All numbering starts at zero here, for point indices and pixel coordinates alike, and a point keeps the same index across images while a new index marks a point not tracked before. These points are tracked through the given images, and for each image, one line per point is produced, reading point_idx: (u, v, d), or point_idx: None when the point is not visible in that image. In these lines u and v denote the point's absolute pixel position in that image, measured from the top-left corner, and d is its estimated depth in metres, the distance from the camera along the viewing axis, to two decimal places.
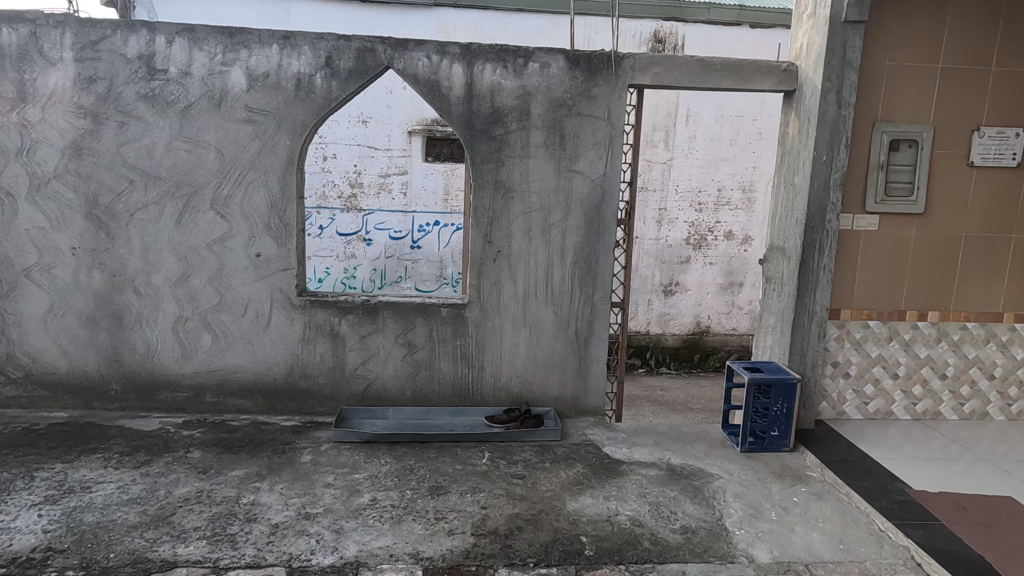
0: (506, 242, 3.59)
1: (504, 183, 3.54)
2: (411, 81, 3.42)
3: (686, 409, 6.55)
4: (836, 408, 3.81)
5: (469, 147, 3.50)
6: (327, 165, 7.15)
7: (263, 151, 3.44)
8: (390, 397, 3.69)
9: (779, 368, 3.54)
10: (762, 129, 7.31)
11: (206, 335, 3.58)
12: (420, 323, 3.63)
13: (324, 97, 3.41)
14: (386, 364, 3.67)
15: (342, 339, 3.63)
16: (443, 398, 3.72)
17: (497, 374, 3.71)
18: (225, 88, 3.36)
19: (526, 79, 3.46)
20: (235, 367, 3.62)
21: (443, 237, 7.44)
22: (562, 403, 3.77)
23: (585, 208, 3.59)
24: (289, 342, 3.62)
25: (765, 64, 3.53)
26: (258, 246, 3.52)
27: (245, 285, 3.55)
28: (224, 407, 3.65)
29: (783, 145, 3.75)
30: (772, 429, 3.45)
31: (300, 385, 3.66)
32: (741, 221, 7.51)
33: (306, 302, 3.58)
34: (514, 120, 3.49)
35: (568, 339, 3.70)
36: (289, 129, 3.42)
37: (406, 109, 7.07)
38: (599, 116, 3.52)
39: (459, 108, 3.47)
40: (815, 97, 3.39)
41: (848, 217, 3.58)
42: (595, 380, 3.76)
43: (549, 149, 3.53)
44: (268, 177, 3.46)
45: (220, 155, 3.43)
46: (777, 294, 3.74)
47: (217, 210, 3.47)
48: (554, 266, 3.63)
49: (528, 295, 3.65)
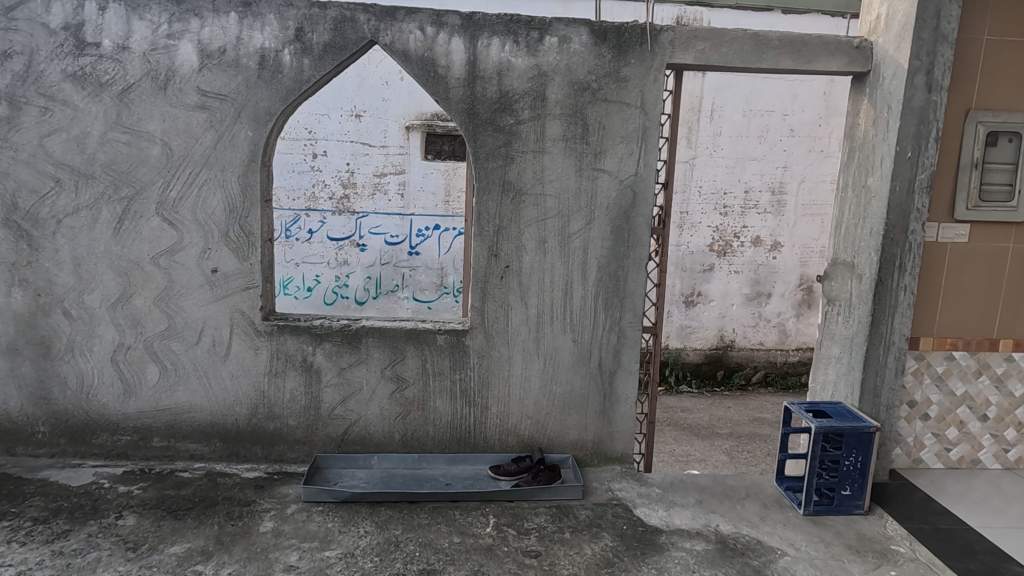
0: (515, 256, 2.96)
1: (513, 184, 2.91)
2: (400, 59, 2.79)
3: (711, 435, 5.93)
4: (912, 455, 3.16)
5: (471, 141, 2.88)
6: (317, 163, 6.53)
7: (219, 144, 2.81)
8: (375, 442, 3.07)
9: (848, 412, 2.89)
10: (794, 125, 6.67)
11: (153, 367, 2.96)
12: (412, 354, 3.00)
13: (294, 78, 2.77)
14: (370, 403, 3.04)
15: (317, 372, 3.01)
16: (438, 443, 3.09)
17: (504, 415, 3.08)
18: (172, 65, 2.74)
19: (542, 57, 2.83)
20: (187, 406, 3.00)
21: (444, 242, 6.81)
22: (582, 449, 3.13)
23: (612, 214, 2.96)
24: (252, 376, 3.00)
25: (833, 39, 2.88)
26: (214, 260, 2.90)
27: (200, 306, 2.93)
28: (175, 454, 3.03)
29: (850, 140, 3.09)
30: (843, 488, 2.80)
31: (266, 427, 3.05)
32: (770, 225, 6.87)
33: (273, 328, 2.96)
34: (527, 107, 2.86)
35: (590, 372, 3.07)
36: (252, 117, 2.80)
37: (404, 102, 6.46)
38: (631, 103, 2.88)
39: (460, 93, 2.84)
40: (897, 80, 2.75)
41: (934, 227, 2.93)
42: (623, 422, 3.12)
43: (568, 143, 2.90)
44: (226, 175, 2.84)
45: (167, 149, 2.80)
46: (842, 319, 3.09)
47: (164, 216, 2.85)
48: (574, 285, 3.00)
49: (542, 320, 3.02)
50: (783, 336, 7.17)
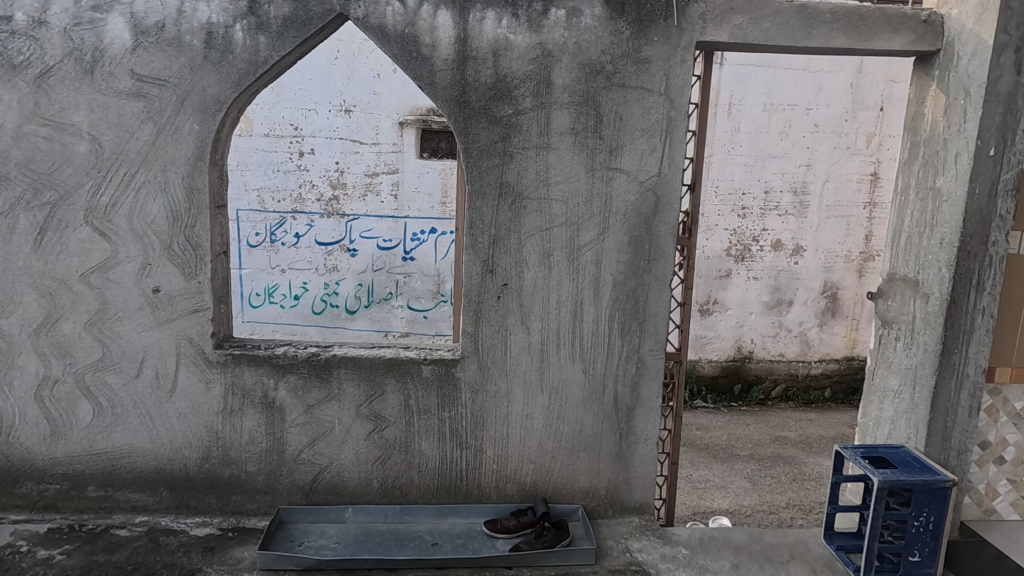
0: (515, 271, 2.49)
1: (513, 187, 2.44)
2: (376, 37, 2.32)
3: (731, 457, 5.44)
4: (983, 505, 2.63)
5: (462, 135, 2.41)
6: (304, 162, 6.06)
7: (160, 139, 2.34)
8: (349, 490, 2.61)
9: (914, 459, 2.41)
10: (818, 120, 6.17)
11: (85, 404, 2.50)
12: (393, 388, 2.53)
13: (247, 59, 2.30)
14: (343, 446, 2.58)
15: (280, 410, 2.54)
16: (425, 493, 2.63)
17: (502, 459, 2.61)
18: (99, 44, 2.27)
19: (546, 34, 2.35)
20: (127, 449, 2.54)
21: (441, 247, 6.35)
22: (593, 498, 2.66)
23: (630, 222, 2.48)
24: (203, 414, 2.53)
25: (896, 12, 2.40)
26: (155, 277, 2.43)
27: (140, 332, 2.46)
28: (114, 506, 2.57)
29: (912, 133, 2.61)
30: (911, 553, 2.31)
31: (221, 474, 2.58)
32: (791, 228, 6.37)
33: (226, 358, 2.49)
34: (528, 95, 2.39)
35: (603, 409, 2.59)
36: (198, 107, 2.32)
37: (397, 96, 5.98)
38: (653, 89, 2.40)
39: (448, 77, 2.36)
40: (977, 59, 2.26)
41: (1018, 236, 2.40)
42: (641, 467, 2.64)
43: (578, 138, 2.42)
44: (168, 177, 2.37)
45: (96, 145, 2.33)
46: (902, 345, 2.60)
47: (95, 226, 2.39)
48: (585, 306, 2.52)
49: (547, 347, 2.54)
50: (806, 347, 6.67)
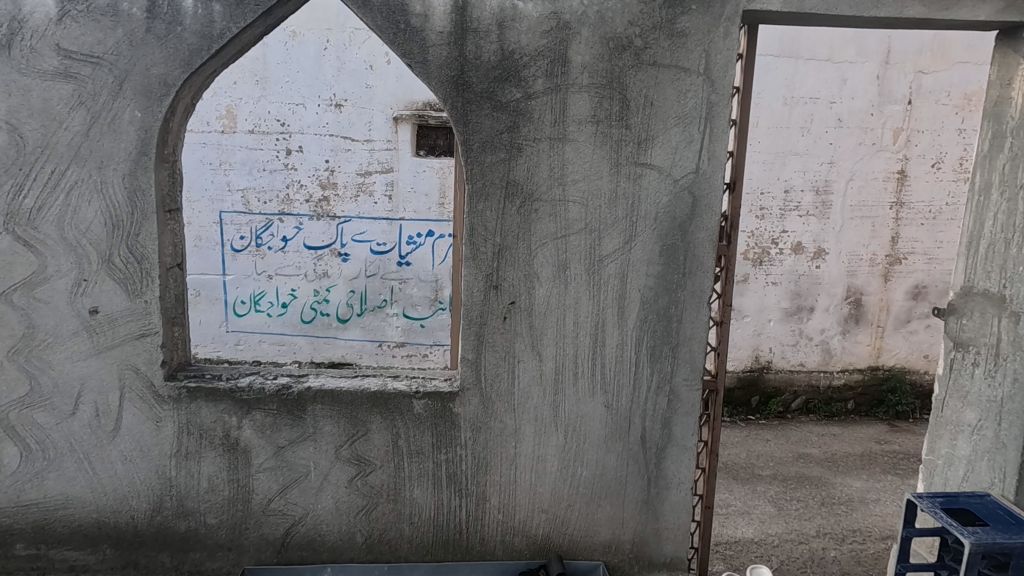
0: (524, 287, 2.08)
1: (522, 187, 2.03)
2: (356, 5, 1.91)
3: (751, 477, 5.04)
4: None
5: (461, 125, 2.00)
6: (291, 161, 5.65)
7: (94, 129, 1.93)
8: (328, 546, 2.20)
9: (1007, 515, 1.99)
10: (842, 114, 5.76)
11: (11, 447, 2.09)
12: (379, 427, 2.13)
13: (199, 32, 1.89)
14: (320, 494, 2.17)
15: (244, 453, 2.13)
16: (417, 547, 2.22)
17: (509, 508, 2.21)
18: (18, 13, 1.87)
19: (561, 2, 1.94)
20: (63, 499, 2.14)
21: (439, 250, 5.95)
22: (617, 553, 2.25)
23: (661, 228, 2.07)
24: (154, 458, 2.12)
25: None
26: (92, 296, 2.02)
27: (75, 361, 2.06)
28: (49, 566, 2.16)
29: (994, 122, 2.19)
30: None
31: (176, 528, 2.17)
32: (813, 229, 5.96)
33: (179, 393, 2.08)
34: (540, 76, 1.98)
35: (629, 449, 2.18)
36: (140, 90, 1.92)
37: (391, 90, 5.55)
38: (691, 69, 1.99)
39: (443, 54, 1.96)
40: None
41: None
42: (672, 517, 2.24)
43: (600, 128, 2.01)
44: (104, 174, 1.96)
45: (16, 137, 1.93)
46: (982, 373, 2.19)
47: (17, 234, 1.98)
48: (608, 328, 2.12)
49: (562, 377, 2.13)
50: (828, 356, 6.26)
